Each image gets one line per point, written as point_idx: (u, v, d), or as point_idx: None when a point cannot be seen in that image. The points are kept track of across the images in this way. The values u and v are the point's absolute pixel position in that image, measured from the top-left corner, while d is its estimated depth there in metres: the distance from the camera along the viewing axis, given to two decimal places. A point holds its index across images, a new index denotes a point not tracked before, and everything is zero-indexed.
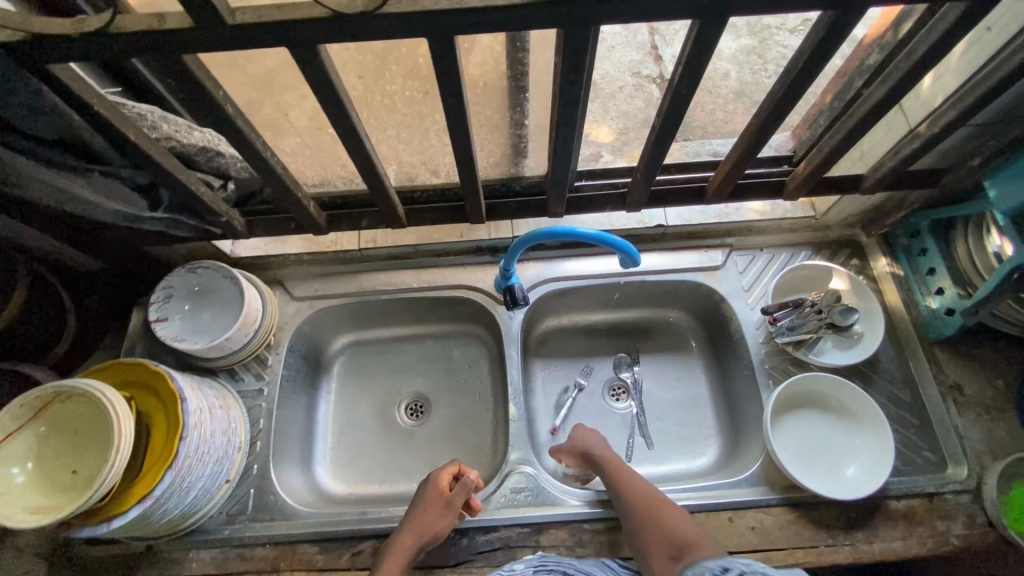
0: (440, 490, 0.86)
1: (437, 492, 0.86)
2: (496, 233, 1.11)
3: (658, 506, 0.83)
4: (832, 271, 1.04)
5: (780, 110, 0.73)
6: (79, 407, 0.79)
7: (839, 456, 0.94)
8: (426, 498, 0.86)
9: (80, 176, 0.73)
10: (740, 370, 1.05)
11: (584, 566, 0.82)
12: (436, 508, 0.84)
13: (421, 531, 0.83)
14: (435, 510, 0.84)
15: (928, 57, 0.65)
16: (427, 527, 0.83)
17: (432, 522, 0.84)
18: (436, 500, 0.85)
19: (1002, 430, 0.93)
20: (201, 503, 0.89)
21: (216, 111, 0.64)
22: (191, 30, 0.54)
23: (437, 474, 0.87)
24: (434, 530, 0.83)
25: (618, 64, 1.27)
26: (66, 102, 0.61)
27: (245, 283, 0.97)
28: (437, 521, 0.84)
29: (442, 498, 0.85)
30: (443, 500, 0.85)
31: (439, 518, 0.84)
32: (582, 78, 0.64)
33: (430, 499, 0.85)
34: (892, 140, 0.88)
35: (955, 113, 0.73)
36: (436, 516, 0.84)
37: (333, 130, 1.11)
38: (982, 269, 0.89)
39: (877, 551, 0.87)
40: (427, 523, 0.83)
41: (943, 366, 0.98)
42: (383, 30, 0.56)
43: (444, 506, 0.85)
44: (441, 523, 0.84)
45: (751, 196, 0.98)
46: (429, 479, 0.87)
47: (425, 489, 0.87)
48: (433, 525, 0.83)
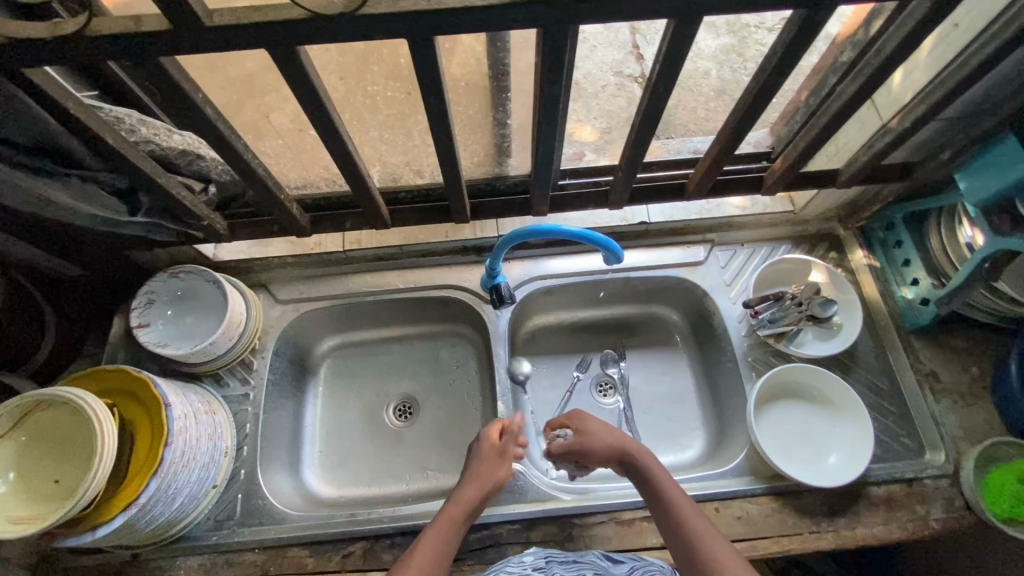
0: (490, 442, 0.88)
1: (490, 445, 0.88)
2: (481, 233, 1.12)
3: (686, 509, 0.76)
4: (811, 265, 1.06)
5: (756, 106, 0.75)
6: (59, 415, 0.78)
7: (821, 444, 0.96)
8: (480, 453, 0.87)
9: (56, 180, 0.72)
10: (724, 363, 1.06)
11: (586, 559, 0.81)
12: (492, 458, 0.86)
13: (482, 481, 0.83)
14: (492, 461, 0.86)
15: (897, 53, 0.67)
16: (486, 476, 0.83)
17: (490, 471, 0.84)
18: (489, 451, 0.87)
19: (977, 415, 0.96)
20: (187, 509, 0.88)
21: (196, 113, 0.64)
22: (168, 32, 0.54)
23: (486, 429, 0.90)
24: (494, 477, 0.84)
25: (600, 63, 1.28)
26: (42, 105, 0.60)
27: (229, 287, 0.96)
28: (496, 469, 0.85)
29: (495, 448, 0.87)
30: (495, 450, 0.87)
31: (496, 467, 0.85)
32: (562, 77, 0.65)
33: (483, 452, 0.87)
34: (866, 135, 0.90)
35: (925, 108, 0.75)
36: (493, 466, 0.85)
37: (315, 132, 1.11)
38: (954, 259, 0.91)
39: (859, 536, 0.89)
40: (485, 473, 0.84)
41: (919, 355, 1.01)
42: (363, 31, 0.56)
43: (499, 456, 0.86)
44: (500, 470, 0.85)
45: (730, 191, 0.99)
46: (479, 436, 0.89)
47: (477, 445, 0.88)
48: (491, 473, 0.84)
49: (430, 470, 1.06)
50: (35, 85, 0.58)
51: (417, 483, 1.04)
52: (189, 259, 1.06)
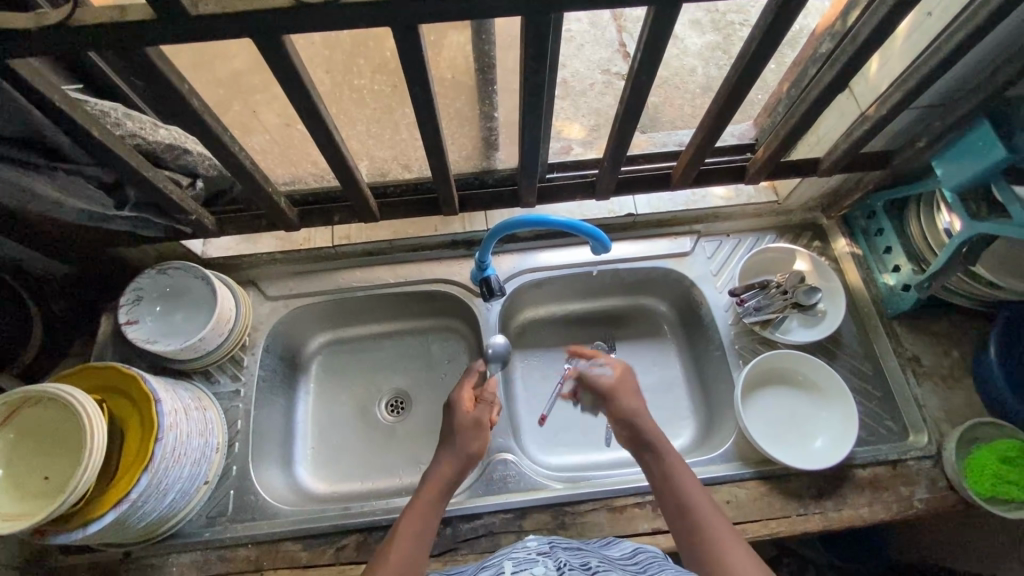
0: (465, 413, 0.84)
1: (463, 413, 0.84)
2: (470, 226, 1.13)
3: (696, 498, 0.74)
4: (795, 254, 1.08)
5: (736, 95, 0.76)
6: (46, 412, 0.77)
7: (807, 429, 0.97)
8: (454, 424, 0.83)
9: (41, 173, 0.72)
10: (712, 352, 1.08)
11: (590, 548, 0.76)
12: (467, 428, 0.82)
13: (457, 456, 0.81)
14: (466, 432, 0.82)
15: (871, 39, 0.69)
16: (460, 449, 0.81)
17: (464, 442, 0.81)
18: (463, 422, 0.83)
19: (958, 397, 0.98)
20: (179, 505, 0.88)
21: (182, 105, 0.64)
22: (153, 21, 0.54)
23: (457, 397, 0.86)
24: (469, 449, 0.81)
25: (588, 61, 1.29)
26: (26, 97, 0.60)
27: (218, 282, 0.96)
28: (471, 439, 0.82)
29: (468, 416, 0.84)
30: (470, 419, 0.83)
31: (471, 437, 0.82)
32: (545, 66, 0.66)
33: (457, 424, 0.83)
34: (845, 124, 0.92)
35: (900, 95, 0.77)
36: (466, 436, 0.82)
37: (304, 127, 1.11)
38: (934, 244, 0.93)
39: (845, 517, 0.90)
40: (460, 446, 0.81)
41: (901, 340, 1.03)
42: (347, 18, 0.57)
43: (472, 424, 0.83)
44: (476, 441, 0.82)
45: (714, 181, 1.01)
46: (450, 404, 0.86)
47: (450, 416, 0.84)
48: (466, 446, 0.81)
49: (423, 463, 1.06)
50: (19, 76, 0.58)
51: (410, 477, 1.05)
52: (178, 256, 1.06)
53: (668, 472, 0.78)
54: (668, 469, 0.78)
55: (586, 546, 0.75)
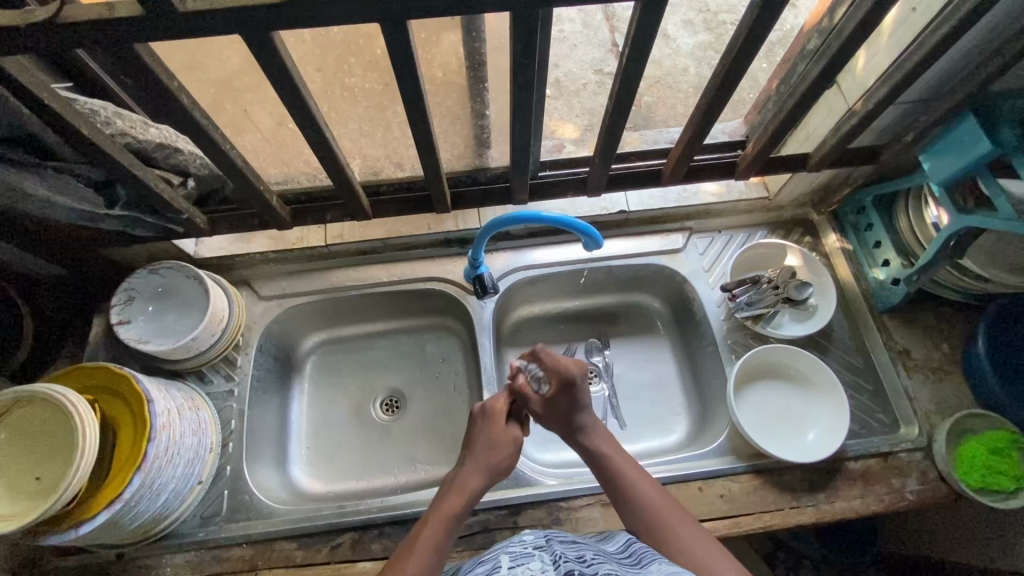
0: (501, 426, 0.84)
1: (499, 427, 0.83)
2: (464, 224, 1.13)
3: (659, 507, 0.75)
4: (786, 249, 1.09)
5: (725, 90, 0.77)
6: (39, 412, 0.77)
7: (799, 423, 0.98)
8: (488, 436, 0.82)
9: (31, 172, 0.71)
10: (705, 347, 1.08)
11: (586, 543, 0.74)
12: (501, 442, 0.82)
13: (487, 469, 0.79)
14: (499, 445, 0.82)
15: (857, 34, 0.69)
16: (492, 462, 0.80)
17: (496, 456, 0.81)
18: (500, 436, 0.83)
19: (948, 389, 0.99)
20: (173, 505, 0.87)
21: (172, 102, 0.64)
22: (141, 17, 0.54)
23: (494, 407, 0.85)
24: (499, 464, 0.80)
25: (580, 61, 1.29)
26: (16, 95, 0.60)
27: (210, 282, 0.96)
28: (503, 454, 0.81)
29: (503, 431, 0.83)
30: (506, 434, 0.83)
31: (502, 453, 0.82)
32: (535, 61, 0.67)
33: (494, 437, 0.82)
34: (834, 120, 0.93)
35: (886, 90, 0.78)
36: (499, 450, 0.81)
37: (296, 126, 1.12)
38: (922, 238, 0.94)
39: (838, 510, 0.91)
40: (492, 458, 0.80)
41: (892, 333, 1.04)
42: (337, 14, 0.57)
43: (506, 438, 0.83)
44: (507, 457, 0.82)
45: (705, 177, 1.02)
46: (486, 414, 0.85)
47: (486, 425, 0.84)
48: (499, 463, 0.80)
49: (418, 462, 1.06)
50: (8, 74, 0.58)
51: (405, 475, 1.05)
52: (171, 256, 1.06)
53: (625, 487, 0.78)
54: (625, 483, 0.78)
55: (582, 540, 0.75)
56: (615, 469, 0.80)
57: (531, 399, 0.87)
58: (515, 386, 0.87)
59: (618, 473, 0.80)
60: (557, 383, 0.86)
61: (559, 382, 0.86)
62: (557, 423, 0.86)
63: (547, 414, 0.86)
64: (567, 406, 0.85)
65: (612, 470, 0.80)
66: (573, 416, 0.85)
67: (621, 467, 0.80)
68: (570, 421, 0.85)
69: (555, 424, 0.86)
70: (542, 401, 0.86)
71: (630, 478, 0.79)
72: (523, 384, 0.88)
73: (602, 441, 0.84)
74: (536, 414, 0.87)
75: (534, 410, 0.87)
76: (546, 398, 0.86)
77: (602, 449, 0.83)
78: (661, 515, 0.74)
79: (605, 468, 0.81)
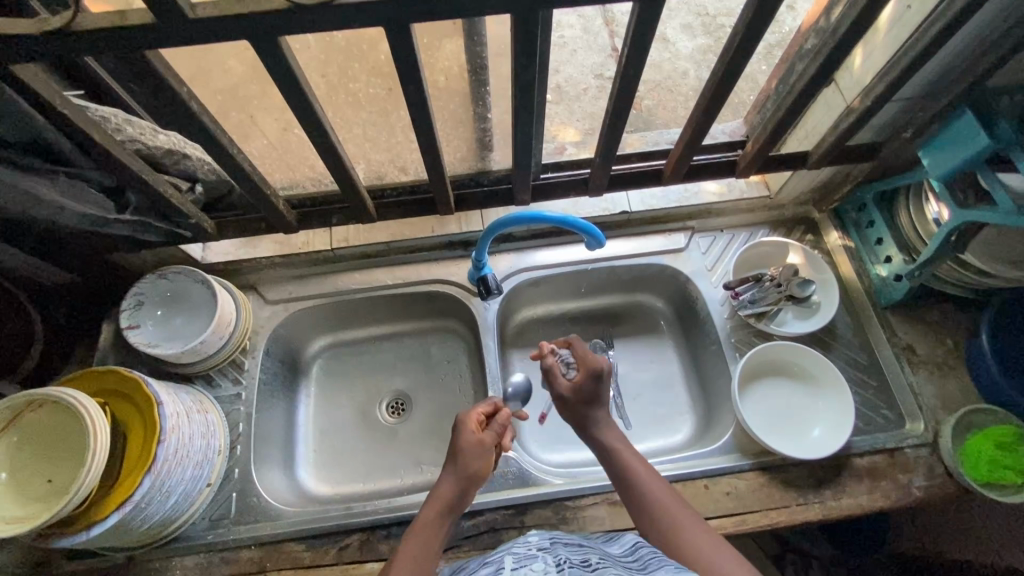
0: (469, 432, 0.80)
1: (470, 433, 0.80)
2: (467, 227, 1.14)
3: (669, 507, 0.75)
4: (789, 247, 1.09)
5: (723, 89, 0.78)
6: (49, 415, 0.78)
7: (804, 420, 0.98)
8: (457, 444, 0.80)
9: (43, 178, 0.73)
10: (709, 346, 1.09)
11: (591, 545, 0.75)
12: (471, 448, 0.79)
13: (457, 474, 0.77)
14: (471, 451, 0.79)
15: (852, 32, 0.70)
16: (461, 468, 0.77)
17: (465, 461, 0.78)
18: (467, 442, 0.79)
19: (954, 384, 0.99)
20: (181, 508, 0.88)
21: (181, 108, 0.66)
22: (151, 26, 0.56)
23: (466, 417, 0.82)
24: (470, 467, 0.78)
25: (581, 67, 1.31)
26: (29, 102, 0.62)
27: (217, 285, 0.97)
28: (472, 458, 0.78)
29: (475, 437, 0.80)
30: (473, 440, 0.79)
31: (473, 458, 0.78)
32: (536, 63, 0.68)
33: (462, 442, 0.80)
34: (832, 117, 0.94)
35: (884, 87, 0.79)
36: (467, 455, 0.78)
37: (301, 132, 1.13)
38: (923, 234, 0.95)
39: (844, 506, 0.91)
40: (462, 465, 0.78)
41: (895, 329, 1.04)
42: (341, 18, 0.59)
43: (478, 442, 0.80)
44: (479, 460, 0.78)
45: (705, 177, 1.03)
46: (457, 423, 0.82)
47: (456, 434, 0.81)
48: (469, 466, 0.77)
49: (424, 464, 1.07)
50: (22, 82, 0.59)
51: (412, 478, 1.05)
52: (178, 261, 1.07)
53: (636, 486, 0.78)
54: (636, 483, 0.78)
55: (587, 542, 0.76)
56: (627, 469, 0.80)
57: (561, 382, 0.90)
58: (547, 362, 0.91)
59: (629, 472, 0.80)
60: (585, 370, 0.88)
61: (588, 370, 0.88)
62: (574, 407, 0.88)
63: (569, 398, 0.89)
64: (590, 395, 0.87)
65: (622, 469, 0.81)
66: (592, 408, 0.87)
67: (636, 469, 0.80)
68: (589, 410, 0.87)
69: (574, 409, 0.88)
70: (568, 384, 0.90)
71: (642, 477, 0.79)
72: (555, 365, 0.92)
73: (614, 435, 0.85)
74: (558, 396, 0.90)
75: (558, 393, 0.90)
76: (574, 384, 0.89)
77: (614, 444, 0.83)
78: (673, 519, 0.73)
79: (621, 474, 0.80)
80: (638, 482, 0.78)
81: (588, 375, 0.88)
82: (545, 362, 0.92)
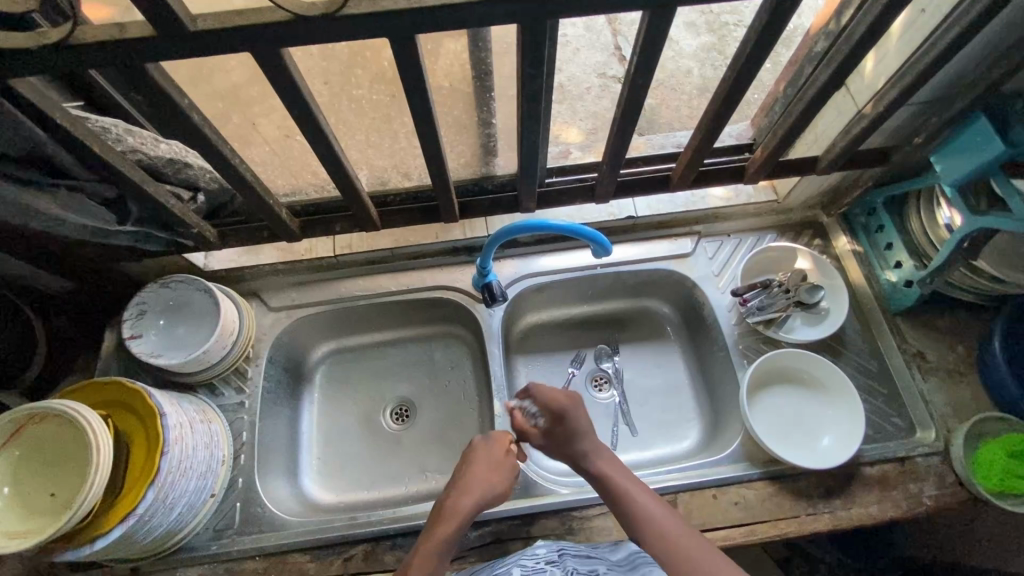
0: (493, 449, 0.84)
1: (493, 453, 0.84)
2: (471, 232, 1.13)
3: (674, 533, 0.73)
4: (797, 252, 1.08)
5: (732, 96, 0.77)
6: (51, 428, 0.77)
7: (813, 428, 0.97)
8: (484, 461, 0.83)
9: (44, 191, 0.72)
10: (716, 352, 1.08)
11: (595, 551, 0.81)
12: (496, 468, 0.83)
13: (480, 492, 0.79)
14: (494, 470, 0.82)
15: (866, 38, 0.69)
16: (485, 486, 0.80)
17: (491, 480, 0.81)
18: (495, 456, 0.84)
19: (965, 391, 0.98)
20: (185, 519, 0.87)
21: (182, 119, 0.65)
22: (150, 38, 0.55)
23: (496, 437, 0.86)
24: (494, 489, 0.81)
25: (584, 65, 1.29)
26: (28, 115, 0.61)
27: (220, 295, 0.96)
28: (497, 482, 0.81)
29: (501, 457, 0.84)
30: (500, 455, 0.84)
31: (498, 478, 0.82)
32: (543, 72, 0.67)
33: (488, 459, 0.83)
34: (843, 122, 0.93)
35: (897, 93, 0.78)
36: (493, 475, 0.82)
37: (302, 138, 1.12)
38: (934, 240, 0.93)
39: (855, 516, 0.90)
40: (486, 484, 0.80)
41: (906, 336, 1.03)
42: (344, 30, 0.57)
43: (504, 463, 0.84)
44: (501, 483, 0.82)
45: (713, 182, 1.01)
46: (485, 439, 0.86)
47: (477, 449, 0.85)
48: (493, 486, 0.81)
49: (428, 471, 1.06)
50: (20, 95, 0.59)
51: (417, 486, 1.05)
52: (180, 269, 1.06)
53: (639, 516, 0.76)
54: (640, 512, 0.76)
55: (593, 550, 0.81)
56: (624, 497, 0.78)
57: (533, 435, 0.88)
58: (513, 424, 0.89)
59: (622, 493, 0.79)
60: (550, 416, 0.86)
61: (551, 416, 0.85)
62: (558, 452, 0.86)
63: (548, 444, 0.87)
64: (564, 436, 0.85)
65: (619, 498, 0.79)
66: (572, 446, 0.84)
67: (623, 485, 0.79)
68: (569, 449, 0.85)
69: (559, 453, 0.86)
70: (542, 433, 0.88)
71: (647, 508, 0.76)
72: (521, 421, 0.89)
73: (603, 463, 0.83)
74: (540, 447, 0.88)
75: (537, 442, 0.88)
76: (544, 430, 0.87)
77: (604, 470, 0.82)
78: (682, 544, 0.72)
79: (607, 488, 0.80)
80: (638, 510, 0.76)
81: (556, 425, 0.86)
82: (512, 422, 0.89)
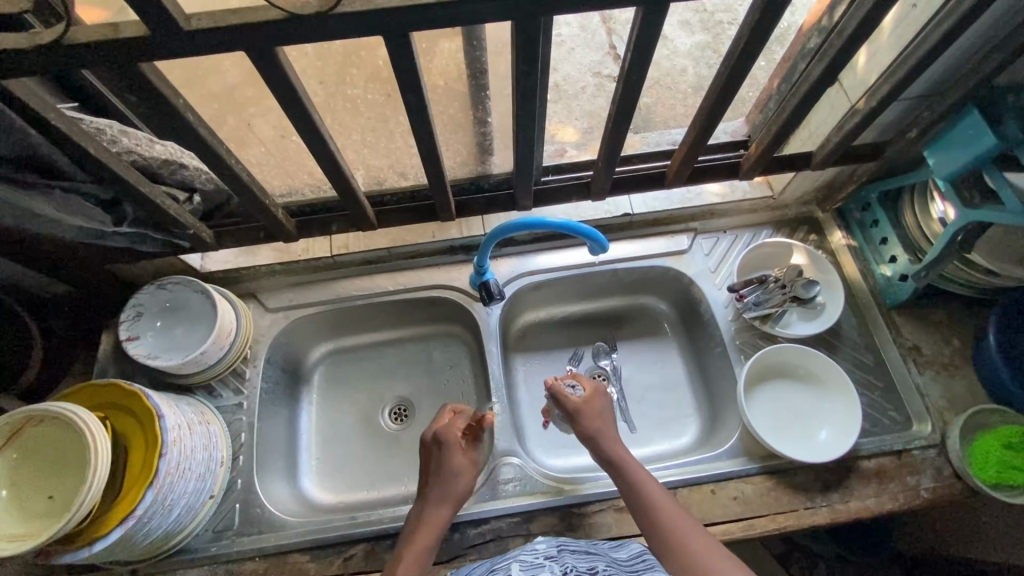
0: (455, 449, 0.85)
1: (457, 454, 0.84)
2: (468, 232, 1.13)
3: (684, 529, 0.73)
4: (792, 247, 1.09)
5: (727, 92, 0.77)
6: (48, 430, 0.77)
7: (810, 422, 0.98)
8: (448, 462, 0.83)
9: (39, 193, 0.72)
10: (713, 348, 1.08)
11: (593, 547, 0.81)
12: (463, 466, 0.83)
13: (452, 497, 0.81)
14: (459, 469, 0.83)
15: (857, 33, 0.69)
16: (456, 491, 0.82)
17: (455, 483, 0.82)
18: (458, 457, 0.84)
19: (960, 384, 0.98)
20: (182, 522, 0.87)
21: (177, 120, 0.65)
22: (145, 39, 0.55)
23: (450, 434, 0.86)
24: (463, 489, 0.83)
25: (579, 65, 1.30)
26: (23, 117, 0.61)
27: (218, 296, 0.96)
28: (464, 481, 0.83)
29: (463, 456, 0.84)
30: (462, 456, 0.84)
31: (465, 477, 0.83)
32: (536, 69, 0.67)
33: (450, 461, 0.84)
34: (837, 117, 0.93)
35: (890, 87, 0.78)
36: (459, 476, 0.83)
37: (298, 138, 1.12)
38: (928, 234, 0.94)
39: (853, 509, 0.90)
40: (455, 487, 0.82)
41: (901, 330, 1.03)
42: (339, 29, 0.58)
43: (466, 462, 0.84)
44: (468, 480, 0.83)
45: (708, 179, 1.02)
46: (444, 439, 0.86)
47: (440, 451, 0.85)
48: (462, 487, 0.82)
49: None
50: (15, 97, 0.59)
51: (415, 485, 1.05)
52: (176, 271, 1.06)
53: (652, 510, 0.76)
54: (653, 506, 0.77)
55: (594, 548, 0.80)
56: (637, 488, 0.79)
57: (569, 400, 0.90)
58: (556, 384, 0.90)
59: (636, 482, 0.80)
60: (592, 388, 0.91)
61: (596, 391, 0.91)
62: (586, 423, 0.87)
63: (580, 414, 0.88)
64: (600, 410, 0.89)
65: (631, 489, 0.79)
66: (602, 423, 0.87)
67: (634, 473, 0.81)
68: (599, 425, 0.87)
69: (584, 426, 0.87)
70: (579, 402, 0.89)
71: (654, 498, 0.77)
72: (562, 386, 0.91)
73: (621, 452, 0.84)
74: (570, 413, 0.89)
75: (570, 409, 0.89)
76: (583, 399, 0.90)
77: (623, 461, 0.83)
78: (686, 540, 0.72)
79: (621, 477, 0.81)
80: (647, 501, 0.77)
81: (598, 401, 0.90)
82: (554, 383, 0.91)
